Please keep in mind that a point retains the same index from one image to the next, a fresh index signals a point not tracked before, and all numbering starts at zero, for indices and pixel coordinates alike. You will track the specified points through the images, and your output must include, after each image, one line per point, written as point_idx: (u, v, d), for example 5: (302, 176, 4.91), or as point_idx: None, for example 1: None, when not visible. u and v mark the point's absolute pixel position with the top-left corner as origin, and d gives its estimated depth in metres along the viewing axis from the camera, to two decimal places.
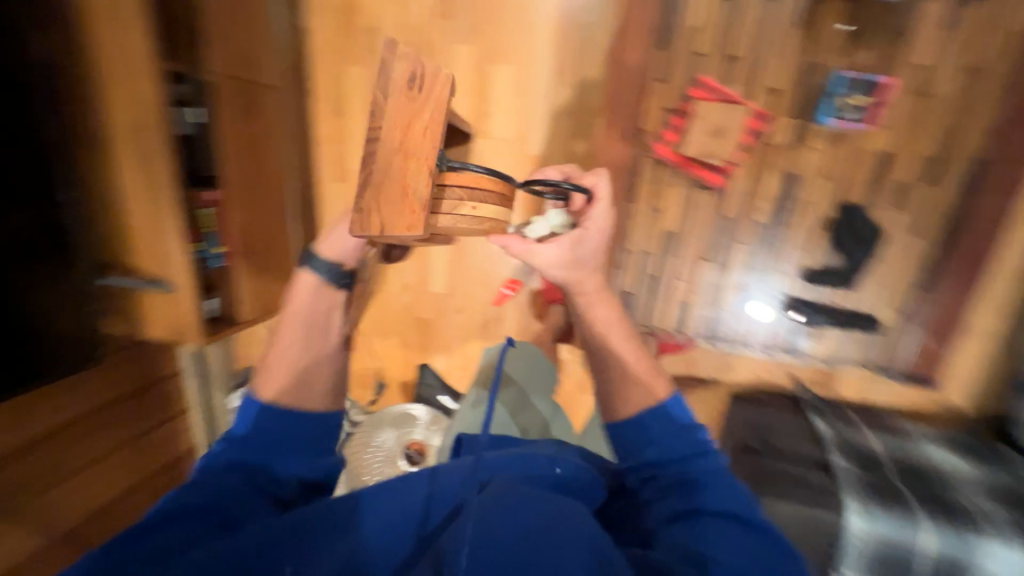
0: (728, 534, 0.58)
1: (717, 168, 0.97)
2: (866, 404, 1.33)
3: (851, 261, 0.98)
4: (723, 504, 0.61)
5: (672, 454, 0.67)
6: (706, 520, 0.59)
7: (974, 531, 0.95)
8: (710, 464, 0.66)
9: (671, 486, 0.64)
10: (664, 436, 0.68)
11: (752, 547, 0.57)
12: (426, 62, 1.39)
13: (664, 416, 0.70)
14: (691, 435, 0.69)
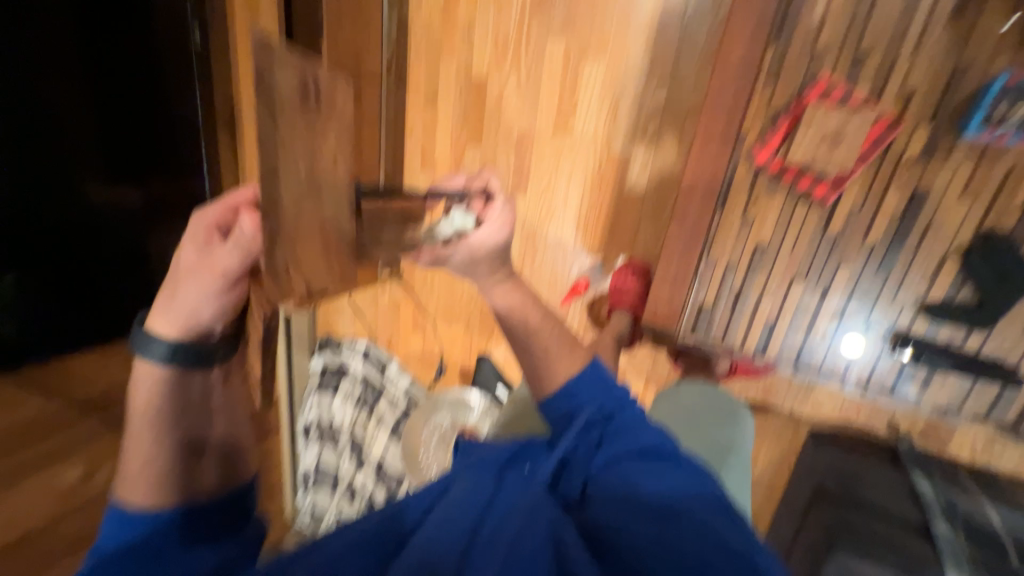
0: (645, 482, 0.69)
1: (826, 180, 0.88)
2: (983, 468, 1.14)
3: (988, 300, 0.83)
4: (638, 444, 0.72)
5: (595, 412, 0.76)
6: (624, 463, 0.72)
7: None
8: (630, 419, 0.76)
9: (600, 455, 0.74)
10: (589, 395, 0.78)
11: (683, 507, 0.66)
12: (518, 58, 1.41)
13: (587, 381, 0.79)
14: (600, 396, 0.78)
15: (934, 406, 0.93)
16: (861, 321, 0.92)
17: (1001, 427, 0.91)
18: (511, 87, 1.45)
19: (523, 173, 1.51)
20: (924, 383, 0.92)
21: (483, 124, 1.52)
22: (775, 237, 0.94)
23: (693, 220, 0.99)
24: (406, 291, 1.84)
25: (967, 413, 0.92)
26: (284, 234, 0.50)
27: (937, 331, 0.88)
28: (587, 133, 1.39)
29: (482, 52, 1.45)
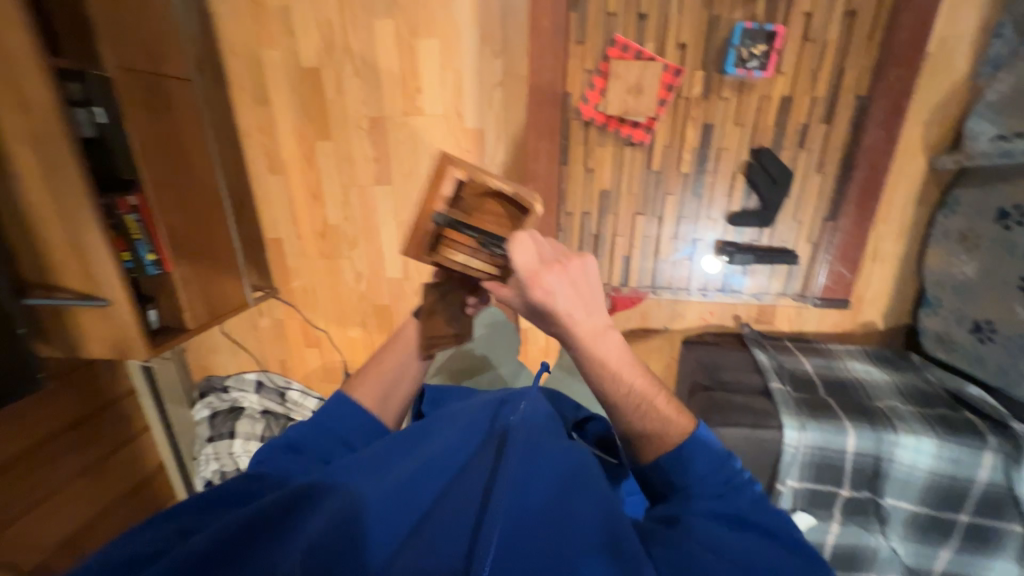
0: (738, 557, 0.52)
1: (640, 125, 1.01)
2: (800, 334, 1.48)
3: (769, 202, 1.05)
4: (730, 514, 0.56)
5: (702, 474, 0.58)
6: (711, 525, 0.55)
7: (889, 429, 1.05)
8: (743, 502, 0.57)
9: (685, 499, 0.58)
10: (704, 458, 0.58)
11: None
12: (347, 42, 1.35)
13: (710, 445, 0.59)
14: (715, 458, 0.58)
15: (751, 292, 1.16)
16: (703, 241, 1.11)
17: (794, 296, 1.16)
18: (349, 74, 1.39)
19: (384, 161, 1.47)
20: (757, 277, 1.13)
21: (327, 115, 1.44)
22: (614, 178, 1.07)
23: (545, 177, 1.07)
24: (289, 307, 1.72)
25: (773, 292, 1.16)
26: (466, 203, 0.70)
27: (745, 235, 1.10)
28: (437, 111, 1.40)
29: (307, 39, 1.36)
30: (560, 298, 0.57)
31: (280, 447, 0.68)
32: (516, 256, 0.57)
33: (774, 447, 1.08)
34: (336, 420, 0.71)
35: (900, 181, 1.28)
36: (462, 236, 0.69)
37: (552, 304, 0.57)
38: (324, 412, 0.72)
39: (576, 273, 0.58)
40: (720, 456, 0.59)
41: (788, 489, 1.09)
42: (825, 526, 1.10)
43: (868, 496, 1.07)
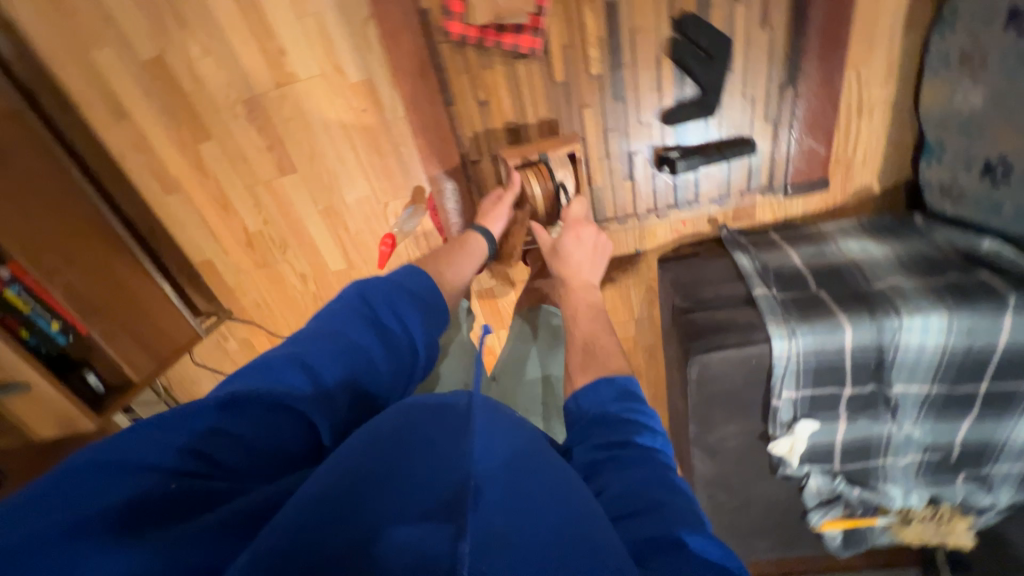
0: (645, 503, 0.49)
1: (524, 27, 0.77)
2: (787, 221, 1.32)
3: (708, 85, 0.82)
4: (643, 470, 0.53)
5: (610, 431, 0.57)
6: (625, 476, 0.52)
7: (889, 314, 0.92)
8: (636, 449, 0.55)
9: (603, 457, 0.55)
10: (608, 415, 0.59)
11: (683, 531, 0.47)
12: (177, 14, 1.10)
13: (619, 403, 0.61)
14: (618, 406, 0.60)
15: (708, 200, 0.93)
16: (637, 153, 0.90)
17: (761, 192, 0.93)
18: (196, 53, 1.15)
19: (277, 147, 1.27)
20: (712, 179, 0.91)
21: (195, 111, 1.22)
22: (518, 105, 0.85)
23: (437, 127, 0.87)
24: (249, 327, 1.61)
25: (736, 192, 0.92)
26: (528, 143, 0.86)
27: (685, 132, 0.88)
28: (313, 72, 1.17)
29: (134, 25, 1.12)
30: (576, 252, 0.84)
31: (336, 312, 0.68)
32: (574, 206, 0.86)
33: (764, 363, 0.98)
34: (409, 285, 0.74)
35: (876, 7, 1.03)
36: (541, 175, 0.86)
37: (570, 247, 0.84)
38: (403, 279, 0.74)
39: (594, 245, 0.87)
40: (618, 403, 0.61)
41: (785, 401, 1.00)
42: (831, 426, 1.03)
43: (875, 389, 0.97)
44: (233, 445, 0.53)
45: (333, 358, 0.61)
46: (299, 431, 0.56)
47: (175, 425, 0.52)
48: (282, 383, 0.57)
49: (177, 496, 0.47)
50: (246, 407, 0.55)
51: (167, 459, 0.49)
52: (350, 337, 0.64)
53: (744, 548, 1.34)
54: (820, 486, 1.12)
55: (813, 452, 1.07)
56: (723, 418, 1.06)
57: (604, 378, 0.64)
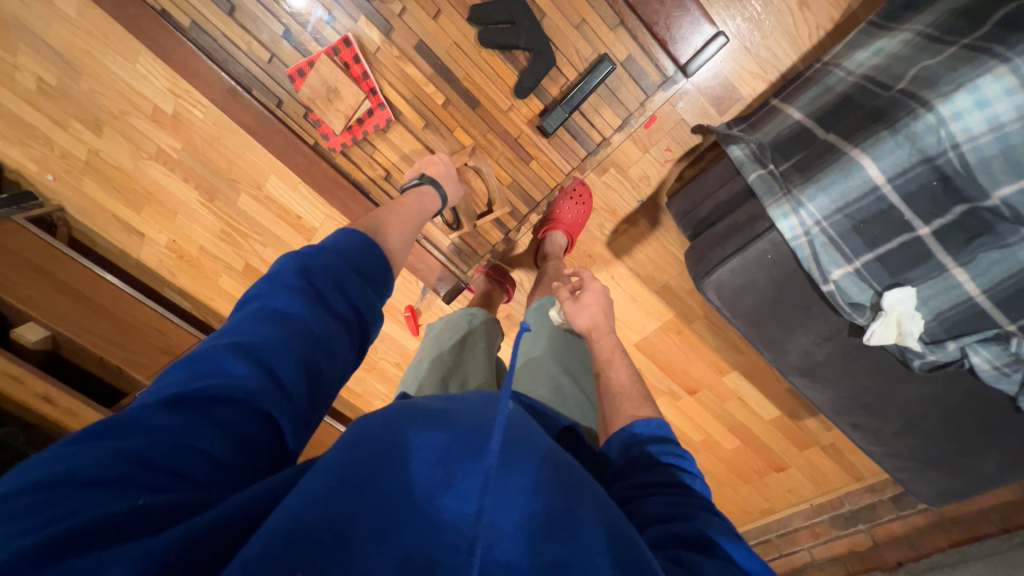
0: (698, 517, 0.54)
1: (372, 109, 0.89)
2: (788, 76, 1.08)
3: (529, 44, 0.79)
4: (693, 497, 0.58)
5: (658, 471, 0.62)
6: (673, 498, 0.57)
7: (915, 113, 0.68)
8: (677, 481, 0.60)
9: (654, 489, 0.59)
10: (656, 450, 0.65)
11: (737, 548, 0.51)
12: (242, 232, 1.58)
13: (659, 440, 0.67)
14: (658, 448, 0.66)
15: (614, 132, 0.86)
16: (519, 134, 0.89)
17: (662, 90, 0.82)
18: (262, 249, 1.61)
19: None
20: (604, 107, 0.84)
21: None
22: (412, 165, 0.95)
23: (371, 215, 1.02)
24: None
25: (635, 107, 0.83)
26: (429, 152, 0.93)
27: (544, 89, 0.84)
28: (322, 219, 1.52)
29: (227, 253, 1.63)
30: (603, 325, 0.93)
31: (263, 290, 0.57)
32: (596, 288, 0.97)
33: (784, 253, 0.80)
34: (344, 245, 0.64)
35: None
36: None
37: (582, 316, 0.94)
38: (338, 243, 0.63)
39: (605, 309, 0.95)
40: (656, 444, 0.66)
41: (843, 279, 0.78)
42: (939, 281, 0.75)
43: (968, 209, 0.69)
44: (185, 449, 0.42)
45: (285, 340, 0.52)
46: (256, 423, 0.47)
47: (110, 436, 0.41)
48: (234, 371, 0.49)
49: (142, 520, 0.37)
50: (204, 411, 0.45)
51: (110, 467, 0.39)
52: (296, 312, 0.55)
53: (973, 480, 0.97)
54: (994, 360, 0.77)
55: (945, 322, 0.78)
56: (785, 332, 0.88)
57: (640, 419, 0.70)
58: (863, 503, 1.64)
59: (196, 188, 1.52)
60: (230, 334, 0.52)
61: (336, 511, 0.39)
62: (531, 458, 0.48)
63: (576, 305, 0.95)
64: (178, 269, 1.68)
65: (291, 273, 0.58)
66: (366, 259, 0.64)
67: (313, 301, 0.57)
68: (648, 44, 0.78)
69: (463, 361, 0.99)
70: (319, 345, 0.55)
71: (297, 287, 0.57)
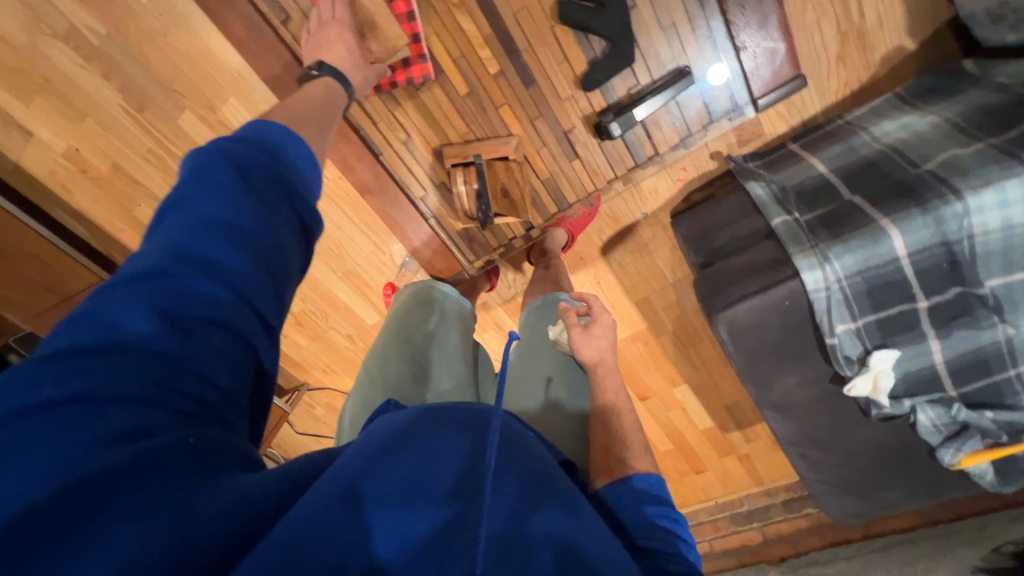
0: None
1: (409, 60, 0.74)
2: (808, 124, 1.11)
3: (613, 33, 0.72)
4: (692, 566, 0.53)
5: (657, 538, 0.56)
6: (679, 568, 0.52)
7: (946, 199, 0.73)
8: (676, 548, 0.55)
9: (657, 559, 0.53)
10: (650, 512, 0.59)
11: None
12: (176, 156, 1.29)
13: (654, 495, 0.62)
14: (655, 509, 0.60)
15: (669, 150, 0.83)
16: (575, 126, 0.81)
17: (726, 118, 0.81)
18: None
19: None
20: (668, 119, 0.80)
21: None
22: (442, 135, 0.83)
23: (375, 178, 0.88)
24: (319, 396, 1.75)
25: (697, 130, 0.82)
26: (463, 123, 0.82)
27: (614, 87, 0.77)
28: None
29: (151, 178, 1.32)
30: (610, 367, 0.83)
31: (192, 184, 0.46)
32: (604, 322, 0.87)
33: (801, 301, 0.84)
34: (260, 137, 0.51)
35: None
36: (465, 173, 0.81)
37: (587, 349, 0.83)
38: (260, 132, 0.51)
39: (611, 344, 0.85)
40: (653, 504, 0.60)
41: (845, 335, 0.84)
42: (919, 348, 0.84)
43: (959, 292, 0.78)
44: (185, 372, 0.40)
45: (245, 250, 0.45)
46: (240, 350, 0.44)
47: (81, 370, 0.36)
48: (208, 294, 0.43)
49: (160, 462, 0.34)
50: (194, 333, 0.41)
51: (103, 392, 0.36)
52: (247, 224, 0.46)
53: (875, 505, 1.14)
54: (934, 419, 0.90)
55: (908, 382, 0.89)
56: (777, 372, 0.93)
57: (639, 473, 0.64)
58: (759, 504, 1.88)
59: (121, 89, 1.19)
60: (193, 248, 0.43)
61: (339, 516, 0.37)
62: (537, 474, 0.47)
63: (584, 336, 0.84)
64: (78, 184, 1.27)
65: (228, 171, 0.47)
66: (290, 156, 0.52)
67: (259, 207, 0.47)
68: (727, 70, 0.77)
69: (433, 355, 0.90)
70: (276, 263, 0.47)
71: (238, 185, 0.46)
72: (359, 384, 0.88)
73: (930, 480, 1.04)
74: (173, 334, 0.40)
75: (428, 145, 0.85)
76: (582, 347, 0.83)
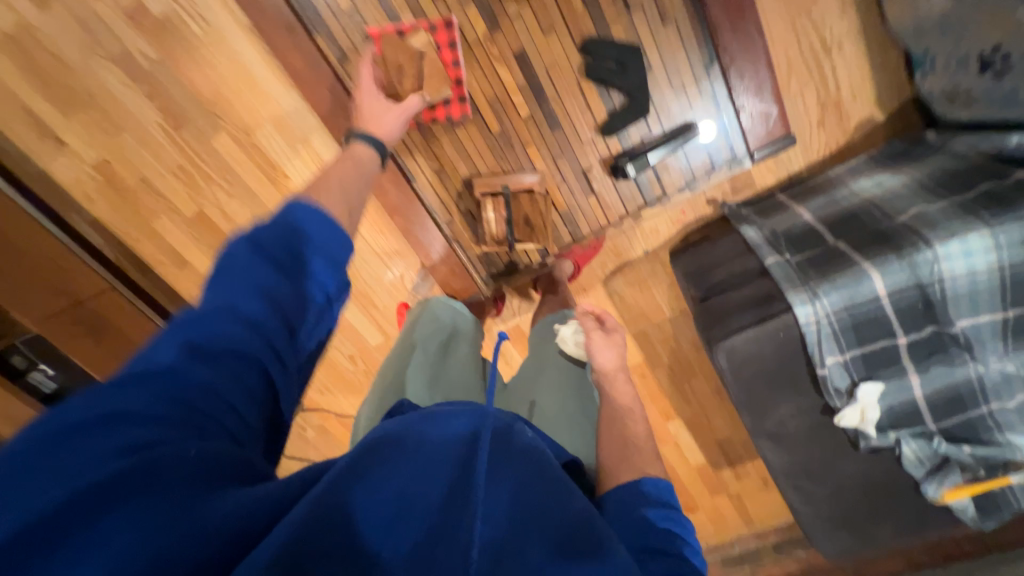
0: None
1: (451, 100, 0.84)
2: (794, 178, 1.24)
3: (631, 90, 0.83)
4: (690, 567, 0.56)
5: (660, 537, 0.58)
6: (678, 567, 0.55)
7: (918, 247, 0.83)
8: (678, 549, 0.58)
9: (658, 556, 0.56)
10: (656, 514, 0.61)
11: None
12: (204, 173, 1.35)
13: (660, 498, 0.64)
14: (660, 512, 0.61)
15: (675, 192, 0.93)
16: (594, 166, 0.91)
17: (726, 167, 0.92)
18: (224, 199, 1.39)
19: None
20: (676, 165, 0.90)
21: None
22: (472, 167, 0.92)
23: (406, 201, 0.95)
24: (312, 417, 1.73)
25: (701, 175, 0.92)
26: (493, 158, 0.90)
27: (630, 135, 0.88)
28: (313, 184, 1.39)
29: (175, 192, 1.36)
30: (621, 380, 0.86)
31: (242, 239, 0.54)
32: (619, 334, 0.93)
33: (794, 334, 0.91)
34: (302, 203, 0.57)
35: None
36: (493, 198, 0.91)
37: (601, 353, 0.89)
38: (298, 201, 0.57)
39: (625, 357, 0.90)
40: (660, 508, 0.62)
41: (834, 367, 0.91)
42: (901, 382, 0.91)
43: (934, 331, 0.87)
44: (204, 401, 0.44)
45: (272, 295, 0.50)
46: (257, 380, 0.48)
47: (112, 396, 0.42)
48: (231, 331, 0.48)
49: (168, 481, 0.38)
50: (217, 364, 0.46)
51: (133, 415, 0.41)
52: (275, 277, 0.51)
53: (865, 541, 1.16)
54: (919, 451, 0.96)
55: (893, 415, 0.95)
56: (773, 402, 0.99)
57: (648, 477, 0.66)
58: (749, 546, 1.87)
59: (160, 109, 1.26)
60: (218, 295, 0.50)
61: (333, 519, 0.42)
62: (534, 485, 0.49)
63: (601, 340, 0.90)
64: (100, 195, 1.34)
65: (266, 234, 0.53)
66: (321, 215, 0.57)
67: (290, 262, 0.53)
68: (728, 126, 0.88)
69: (446, 365, 0.93)
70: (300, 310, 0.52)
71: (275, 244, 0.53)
72: (372, 392, 0.92)
73: (915, 514, 1.08)
74: (198, 364, 0.45)
75: (458, 175, 0.93)
76: (597, 348, 0.89)
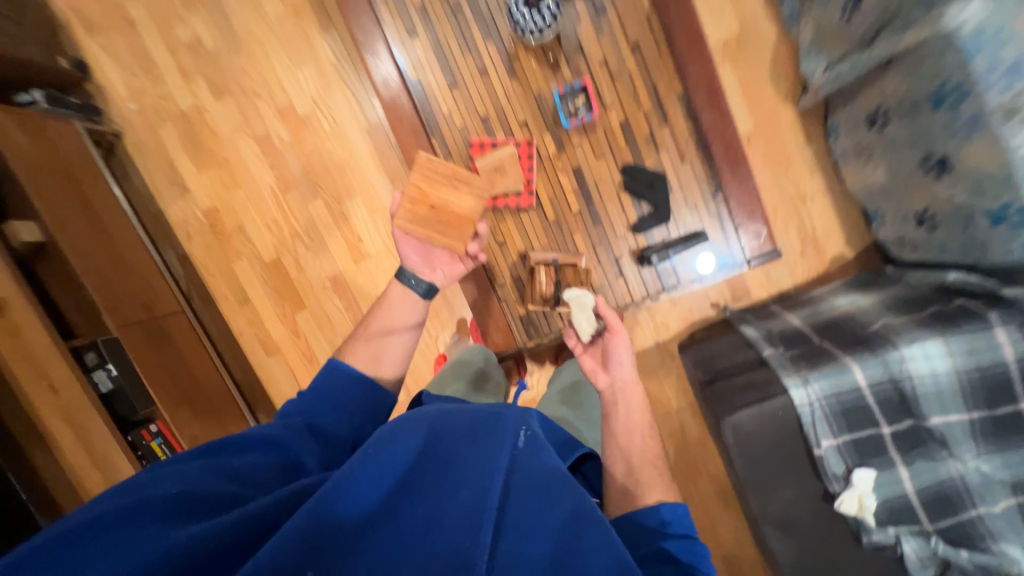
0: None
1: (521, 192, 1.12)
2: (783, 294, 1.48)
3: (655, 202, 1.11)
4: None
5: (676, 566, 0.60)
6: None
7: (888, 348, 1.02)
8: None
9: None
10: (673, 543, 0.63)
11: None
12: (292, 228, 1.63)
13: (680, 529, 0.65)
14: (679, 541, 0.63)
15: (688, 283, 1.16)
16: (625, 254, 1.15)
17: (729, 268, 1.16)
18: (301, 252, 1.64)
19: (353, 306, 1.66)
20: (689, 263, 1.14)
21: (297, 289, 1.66)
22: (528, 244, 1.16)
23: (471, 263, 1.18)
24: None
25: (709, 273, 1.16)
26: (545, 238, 1.15)
27: (654, 234, 1.14)
28: (381, 249, 1.64)
29: (263, 240, 1.63)
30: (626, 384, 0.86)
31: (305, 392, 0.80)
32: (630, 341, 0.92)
33: (791, 414, 1.04)
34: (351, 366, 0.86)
35: (772, 140, 1.44)
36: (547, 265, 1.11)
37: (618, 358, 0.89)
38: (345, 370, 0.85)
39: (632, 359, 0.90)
40: (679, 538, 0.64)
41: (829, 449, 1.02)
42: (892, 473, 1.01)
43: (913, 424, 1.01)
44: (235, 472, 0.60)
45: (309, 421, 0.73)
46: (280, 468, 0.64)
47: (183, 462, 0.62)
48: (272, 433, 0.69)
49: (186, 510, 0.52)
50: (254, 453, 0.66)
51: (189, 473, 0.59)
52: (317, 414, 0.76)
53: None
54: (918, 551, 1.00)
55: (891, 509, 1.02)
56: (777, 483, 1.06)
57: (666, 502, 0.68)
58: None
59: (277, 176, 1.60)
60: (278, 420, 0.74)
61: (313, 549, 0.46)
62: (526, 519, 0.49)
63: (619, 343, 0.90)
64: (199, 236, 1.63)
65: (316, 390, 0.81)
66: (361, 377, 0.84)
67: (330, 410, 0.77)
68: (729, 237, 1.14)
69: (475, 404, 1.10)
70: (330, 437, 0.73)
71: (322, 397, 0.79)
72: None
73: None
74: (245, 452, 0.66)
75: (516, 248, 1.17)
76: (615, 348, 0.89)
